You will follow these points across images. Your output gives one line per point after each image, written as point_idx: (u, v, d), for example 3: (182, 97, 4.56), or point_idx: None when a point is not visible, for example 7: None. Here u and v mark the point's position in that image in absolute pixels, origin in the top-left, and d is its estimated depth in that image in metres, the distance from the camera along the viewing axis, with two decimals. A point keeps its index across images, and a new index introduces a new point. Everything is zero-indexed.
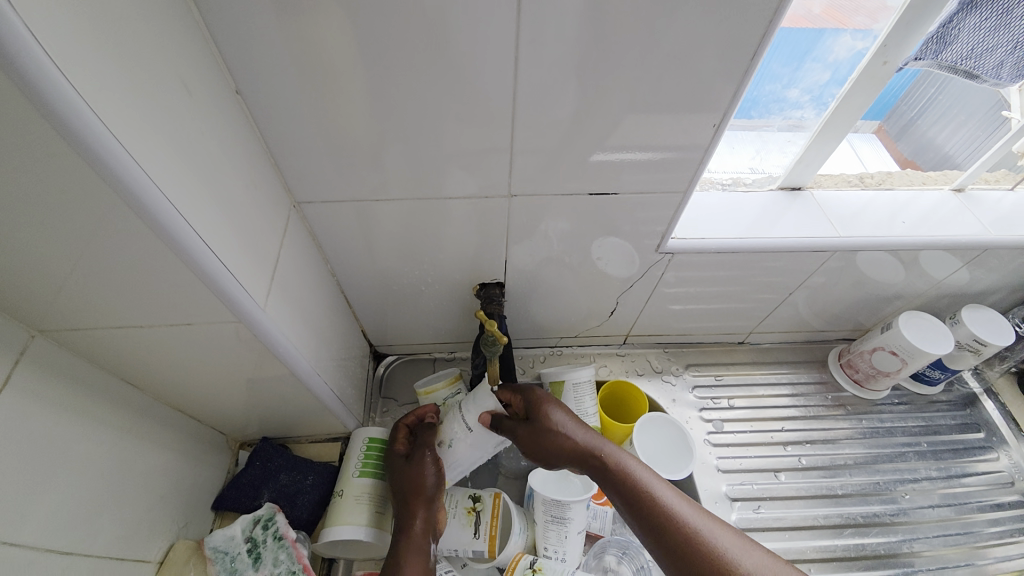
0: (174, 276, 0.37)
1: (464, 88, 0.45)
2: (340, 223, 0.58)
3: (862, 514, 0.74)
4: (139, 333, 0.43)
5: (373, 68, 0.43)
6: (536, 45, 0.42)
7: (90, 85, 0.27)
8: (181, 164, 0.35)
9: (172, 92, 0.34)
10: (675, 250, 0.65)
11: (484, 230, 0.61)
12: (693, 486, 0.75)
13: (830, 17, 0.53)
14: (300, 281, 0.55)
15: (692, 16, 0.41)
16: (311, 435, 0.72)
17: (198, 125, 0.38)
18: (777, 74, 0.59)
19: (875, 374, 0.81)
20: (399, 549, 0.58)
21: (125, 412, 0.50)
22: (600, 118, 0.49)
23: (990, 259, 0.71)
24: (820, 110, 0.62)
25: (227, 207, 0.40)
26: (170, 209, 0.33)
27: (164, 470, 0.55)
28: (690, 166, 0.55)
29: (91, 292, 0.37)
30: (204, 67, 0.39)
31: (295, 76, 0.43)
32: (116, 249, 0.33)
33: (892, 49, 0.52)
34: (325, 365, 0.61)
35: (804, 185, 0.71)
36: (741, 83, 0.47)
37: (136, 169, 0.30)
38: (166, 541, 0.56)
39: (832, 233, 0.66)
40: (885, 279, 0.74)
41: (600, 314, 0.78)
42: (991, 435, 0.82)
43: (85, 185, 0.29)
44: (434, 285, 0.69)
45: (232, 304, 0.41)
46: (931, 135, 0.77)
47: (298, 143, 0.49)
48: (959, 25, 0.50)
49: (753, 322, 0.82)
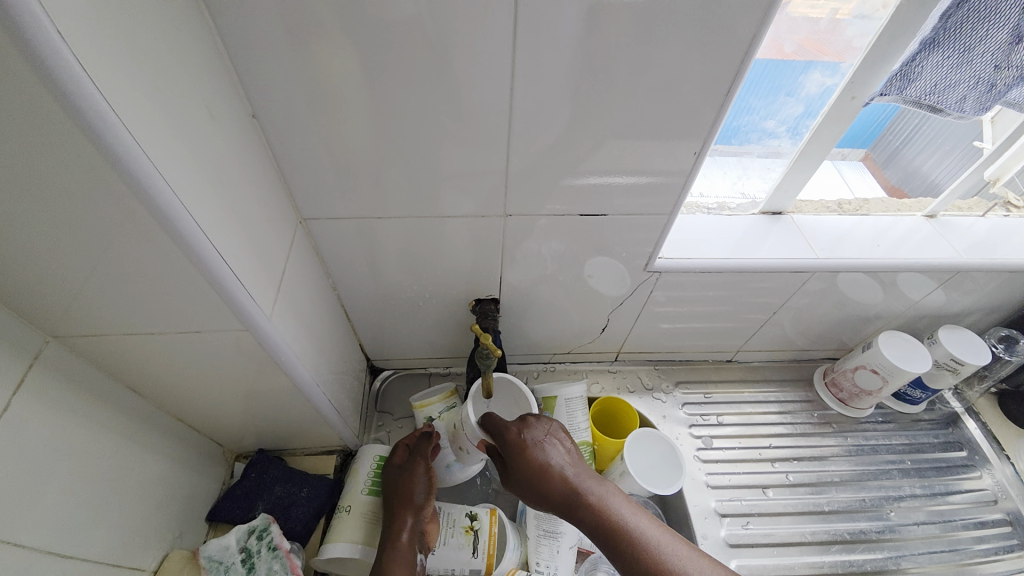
0: (189, 284, 0.39)
1: (464, 114, 0.49)
2: (342, 239, 0.61)
3: (849, 531, 0.75)
4: (149, 341, 0.45)
5: (380, 95, 0.47)
6: (530, 76, 0.46)
7: (125, 105, 0.30)
8: (202, 179, 0.37)
9: (195, 113, 0.37)
10: (663, 269, 0.68)
11: (480, 248, 0.64)
12: (684, 502, 0.76)
13: (810, 48, 0.56)
14: (303, 294, 0.57)
15: (673, 53, 0.45)
16: (307, 447, 0.73)
17: (217, 144, 0.40)
18: (755, 106, 0.63)
19: (859, 392, 0.83)
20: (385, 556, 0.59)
21: (128, 419, 0.51)
22: (590, 144, 0.53)
23: (965, 282, 0.74)
24: (797, 140, 0.66)
25: (240, 221, 0.43)
26: (189, 220, 0.35)
27: (162, 478, 0.56)
28: (676, 189, 0.58)
29: (107, 299, 0.39)
30: (224, 92, 0.42)
31: (307, 101, 0.47)
32: (136, 258, 0.36)
33: (859, 86, 0.57)
34: (324, 377, 0.63)
35: (785, 209, 0.75)
36: (720, 113, 0.50)
37: (161, 182, 0.32)
38: (160, 550, 0.56)
39: (812, 255, 0.69)
40: (864, 300, 0.77)
41: (592, 331, 0.81)
42: (974, 453, 0.84)
43: (114, 196, 0.31)
44: (431, 301, 0.72)
45: (240, 313, 0.43)
46: (917, 164, 0.81)
47: (306, 163, 0.52)
48: (921, 62, 0.52)
49: (740, 340, 0.85)
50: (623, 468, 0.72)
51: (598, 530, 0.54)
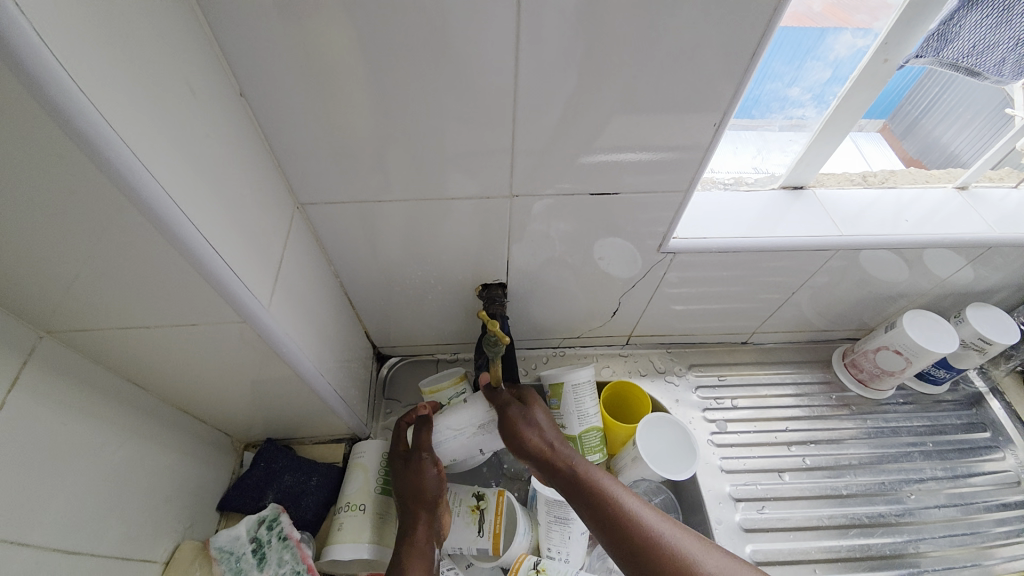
0: (179, 276, 0.37)
1: (466, 89, 0.46)
2: (343, 224, 0.59)
3: (868, 515, 0.74)
4: (146, 334, 0.43)
5: (375, 70, 0.44)
6: (536, 45, 0.43)
7: (95, 85, 0.27)
8: (185, 164, 0.35)
9: (176, 94, 0.35)
10: (677, 250, 0.65)
11: (486, 230, 0.61)
12: (697, 486, 0.75)
13: (831, 16, 0.54)
14: (303, 282, 0.55)
15: (692, 15, 0.41)
16: (315, 436, 0.72)
17: (202, 126, 0.38)
18: (778, 73, 0.59)
19: (880, 373, 0.80)
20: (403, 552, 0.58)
21: (131, 413, 0.50)
22: (600, 119, 0.49)
23: (995, 258, 0.71)
24: (821, 109, 0.62)
25: (231, 209, 0.41)
26: (174, 208, 0.33)
27: (169, 470, 0.56)
28: (691, 165, 0.55)
29: (98, 294, 0.37)
30: (208, 69, 0.40)
31: (298, 78, 0.44)
32: (123, 250, 0.34)
33: (892, 47, 0.52)
34: (328, 366, 0.61)
35: (807, 184, 0.71)
36: (741, 83, 0.47)
37: (139, 168, 0.30)
38: (171, 541, 0.56)
39: (836, 232, 0.66)
40: (889, 277, 0.73)
41: (603, 314, 0.78)
42: (998, 434, 0.82)
43: (92, 186, 0.29)
44: (437, 286, 0.70)
45: (237, 305, 0.41)
46: (937, 134, 0.76)
47: (301, 145, 0.50)
48: (959, 22, 0.50)
49: (756, 322, 0.82)
50: (635, 453, 0.71)
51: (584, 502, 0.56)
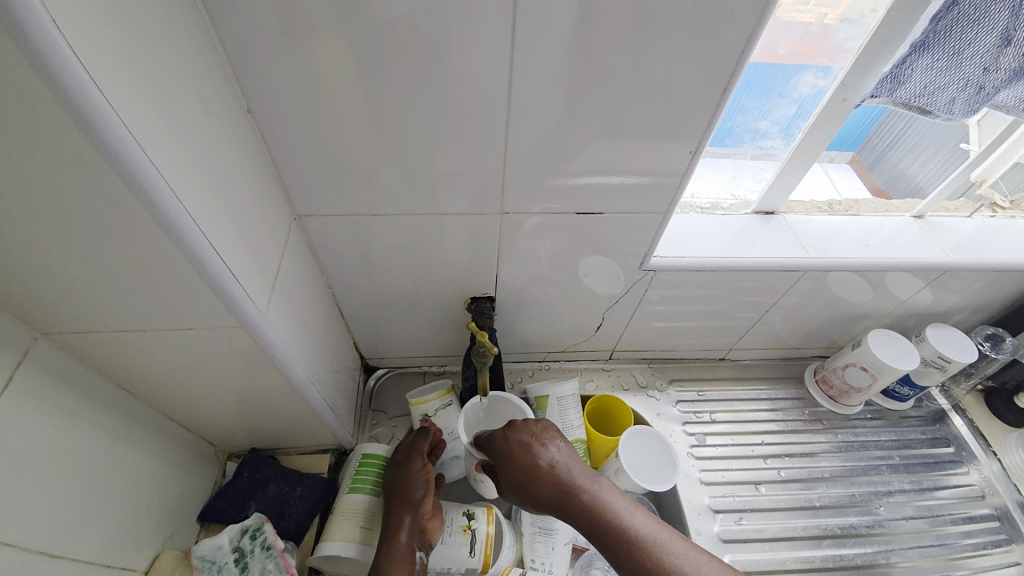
0: (183, 279, 0.38)
1: (460, 111, 0.49)
2: (338, 236, 0.61)
3: (840, 526, 0.76)
4: (141, 337, 0.44)
5: (375, 91, 0.46)
6: (527, 73, 0.46)
7: (119, 95, 0.29)
8: (195, 172, 0.37)
9: (191, 107, 0.37)
10: (658, 268, 0.68)
11: (476, 245, 0.63)
12: (678, 498, 0.77)
13: (799, 53, 0.57)
14: (297, 291, 0.56)
15: (670, 51, 0.45)
16: (300, 447, 0.72)
17: (211, 138, 0.40)
18: (748, 107, 0.64)
19: (849, 390, 0.84)
20: (383, 555, 0.58)
21: (118, 418, 0.50)
22: (586, 143, 0.53)
23: (952, 281, 0.76)
24: (789, 141, 0.67)
25: (235, 217, 0.42)
26: (184, 214, 0.35)
27: (153, 478, 0.56)
28: (671, 188, 0.58)
29: (99, 295, 0.38)
30: (218, 85, 0.42)
31: (302, 96, 0.46)
32: (131, 252, 0.35)
33: (850, 87, 0.57)
34: (319, 376, 0.62)
35: (778, 209, 0.76)
36: (714, 114, 0.51)
37: (154, 174, 0.32)
38: (151, 551, 0.55)
39: (804, 255, 0.70)
40: (854, 299, 0.78)
41: (587, 329, 0.81)
42: (961, 449, 0.86)
43: (107, 189, 0.31)
44: (427, 299, 0.72)
45: (236, 310, 0.42)
46: (902, 167, 0.82)
47: (300, 160, 0.52)
48: (911, 65, 0.54)
49: (733, 339, 0.86)
50: (617, 465, 0.73)
51: (590, 530, 0.52)
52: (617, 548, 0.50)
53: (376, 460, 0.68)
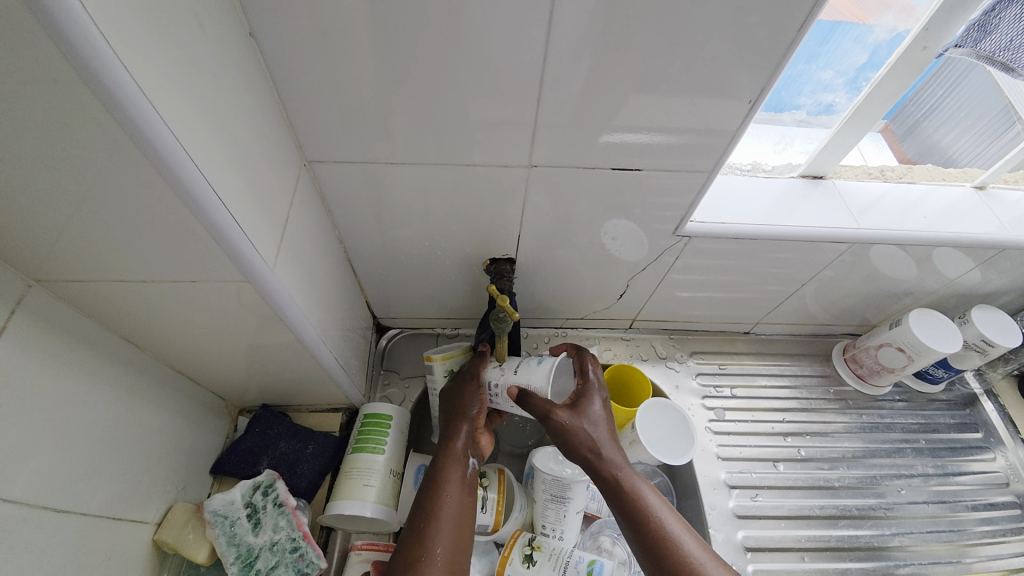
0: (182, 230, 0.35)
1: (488, 50, 0.43)
2: (351, 187, 0.56)
3: (857, 506, 0.75)
4: (141, 288, 0.41)
5: (394, 22, 0.41)
6: (569, 6, 0.40)
7: (98, 3, 0.25)
8: (189, 106, 0.32)
9: (185, 29, 0.32)
10: (693, 234, 0.63)
11: (498, 203, 0.59)
12: (693, 472, 0.75)
13: (843, 10, 0.52)
14: (308, 245, 0.53)
15: None
16: (311, 404, 0.71)
17: (210, 68, 0.35)
18: (814, 53, 0.56)
19: (880, 369, 0.80)
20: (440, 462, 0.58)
21: (122, 370, 0.48)
22: (627, 91, 0.47)
23: (1004, 261, 0.70)
24: (854, 95, 0.59)
25: (239, 163, 0.38)
26: (179, 153, 0.30)
27: (161, 432, 0.54)
28: (718, 148, 0.53)
29: (90, 241, 0.35)
30: (218, 8, 0.37)
31: (311, 27, 0.41)
32: (122, 194, 0.31)
33: (934, 34, 0.50)
34: (330, 335, 0.60)
35: (826, 174, 0.70)
36: (780, 64, 0.45)
37: (140, 100, 0.27)
38: (162, 503, 0.55)
39: (851, 225, 0.65)
40: (896, 275, 0.73)
41: (609, 297, 0.77)
42: (990, 435, 0.83)
43: (87, 116, 0.26)
44: (444, 258, 0.68)
45: (241, 264, 0.39)
46: (936, 138, 0.75)
47: (312, 100, 0.47)
48: (1000, 14, 0.48)
49: (760, 313, 0.82)
50: (633, 436, 0.71)
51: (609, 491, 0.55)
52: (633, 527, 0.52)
53: (375, 419, 0.66)
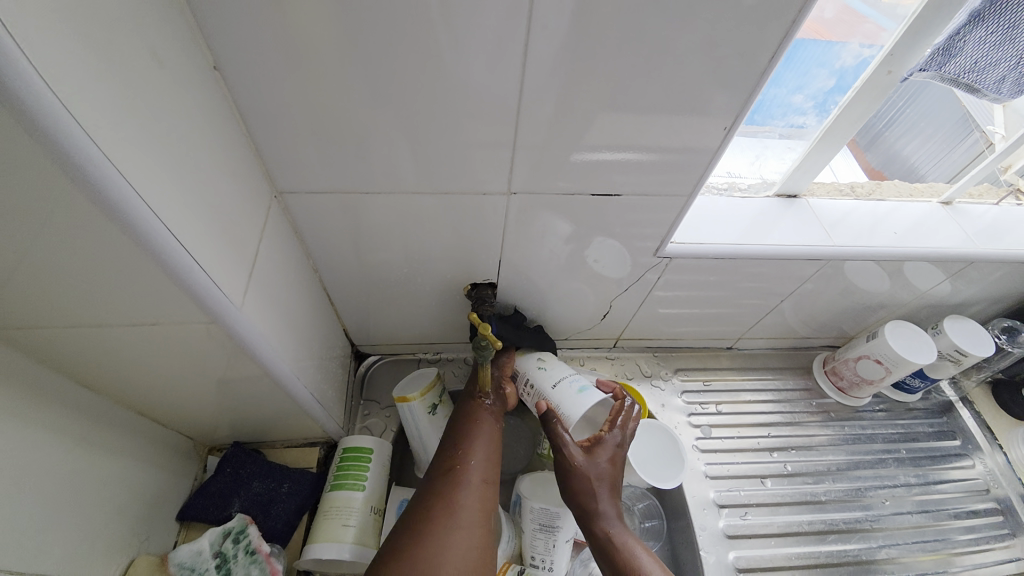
0: (140, 272, 0.32)
1: (464, 77, 0.42)
2: (325, 215, 0.55)
3: (845, 520, 0.75)
4: (97, 332, 0.38)
5: (365, 49, 0.40)
6: (544, 34, 0.40)
7: (41, 38, 0.23)
8: (143, 142, 0.30)
9: (141, 61, 0.30)
10: (674, 254, 0.63)
11: (478, 228, 0.58)
12: (682, 492, 0.74)
13: (808, 29, 0.55)
14: (280, 277, 0.51)
15: (708, 15, 0.40)
16: (286, 440, 0.68)
17: (169, 100, 0.33)
18: (783, 78, 0.59)
19: (859, 382, 0.81)
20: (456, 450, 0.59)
21: (78, 417, 0.45)
22: (605, 115, 0.47)
23: (973, 272, 0.72)
24: (822, 118, 0.61)
25: (202, 197, 0.36)
26: (131, 191, 0.28)
27: (123, 479, 0.51)
28: (695, 170, 0.53)
29: (35, 287, 0.32)
30: (178, 37, 0.35)
31: (279, 55, 0.40)
32: (72, 237, 0.29)
33: (898, 58, 0.51)
34: (305, 367, 0.57)
35: (800, 192, 0.71)
36: (753, 88, 0.45)
37: (84, 139, 0.25)
38: (124, 557, 0.51)
39: (827, 242, 0.66)
40: (872, 288, 0.74)
41: (593, 317, 0.77)
42: (967, 442, 0.84)
43: (28, 158, 0.24)
44: (424, 284, 0.66)
45: (207, 304, 0.37)
46: (898, 148, 0.79)
47: (282, 129, 0.45)
48: (964, 37, 0.49)
49: (742, 328, 0.82)
50: None
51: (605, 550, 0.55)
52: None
53: (354, 453, 0.63)
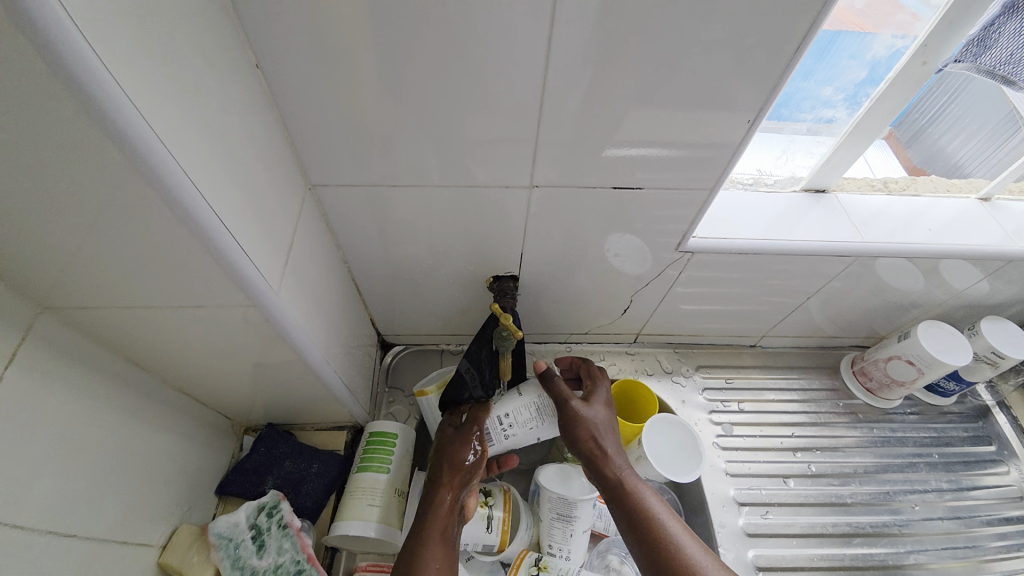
0: (191, 257, 0.35)
1: (488, 74, 0.44)
2: (355, 208, 0.57)
3: (871, 524, 0.73)
4: (148, 314, 0.41)
5: (395, 49, 0.42)
6: (568, 31, 0.41)
7: (108, 43, 0.26)
8: (194, 137, 0.33)
9: (191, 62, 0.33)
10: (696, 249, 0.63)
11: (500, 221, 0.59)
12: (701, 489, 0.74)
13: (844, 20, 0.52)
14: (313, 266, 0.53)
15: (732, 9, 0.40)
16: (316, 423, 0.71)
17: (216, 98, 0.36)
18: (811, 70, 0.56)
19: (889, 383, 0.80)
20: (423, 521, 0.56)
21: (129, 393, 0.49)
22: (627, 110, 0.47)
23: (1014, 271, 0.70)
24: (853, 110, 0.60)
25: (245, 189, 0.39)
26: (184, 181, 0.31)
27: (168, 453, 0.54)
28: (717, 164, 0.53)
29: (97, 270, 0.35)
30: (223, 39, 0.37)
31: (314, 55, 0.42)
32: (132, 224, 0.32)
33: (932, 49, 0.50)
34: (335, 354, 0.60)
35: (829, 187, 0.69)
36: (777, 82, 0.45)
37: (146, 133, 0.28)
38: (169, 525, 0.55)
39: (856, 238, 0.65)
40: (904, 287, 0.72)
41: (613, 312, 0.77)
42: (1003, 448, 0.81)
43: (97, 154, 0.27)
44: (447, 276, 0.68)
45: (248, 289, 0.40)
46: (941, 145, 0.72)
47: (316, 125, 0.48)
48: (999, 28, 0.49)
49: (766, 325, 0.81)
50: (640, 453, 0.70)
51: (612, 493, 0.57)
52: (639, 530, 0.54)
53: (380, 437, 0.66)
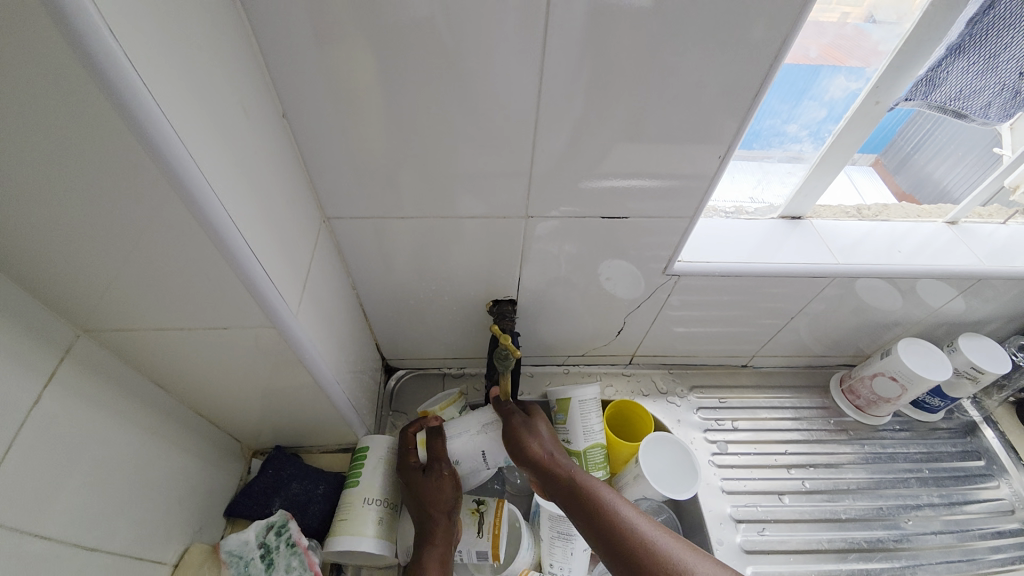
0: (219, 281, 0.39)
1: (486, 117, 0.49)
2: (364, 238, 0.61)
3: (866, 539, 0.75)
4: (176, 336, 0.45)
5: (403, 97, 0.47)
6: (555, 79, 0.46)
7: (168, 100, 0.30)
8: (231, 175, 0.37)
9: (230, 113, 0.38)
10: (681, 272, 0.67)
11: (499, 249, 0.64)
12: (698, 506, 0.75)
13: (828, 57, 0.57)
14: (325, 292, 0.57)
15: (699, 59, 0.45)
16: (322, 445, 0.73)
17: (250, 141, 0.41)
18: (777, 110, 0.62)
19: (876, 400, 0.82)
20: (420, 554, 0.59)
21: (151, 412, 0.52)
22: (611, 146, 0.53)
23: (986, 289, 0.74)
24: (818, 145, 0.65)
25: (270, 220, 0.43)
26: (223, 214, 0.35)
27: (182, 473, 0.57)
28: (696, 194, 0.58)
29: (135, 294, 0.39)
30: (256, 92, 0.43)
31: (332, 103, 0.47)
32: (171, 252, 0.36)
33: (883, 90, 0.56)
34: (343, 376, 0.63)
35: (805, 214, 0.74)
36: (743, 120, 0.51)
37: (195, 174, 0.32)
38: (180, 544, 0.57)
39: (832, 261, 0.69)
40: (884, 306, 0.76)
41: (607, 334, 0.80)
42: (992, 462, 0.83)
43: (151, 193, 0.32)
44: (449, 302, 0.72)
45: (269, 312, 0.43)
46: (928, 170, 0.80)
47: (331, 164, 0.53)
48: (947, 68, 0.54)
49: (756, 345, 0.84)
50: (637, 471, 0.72)
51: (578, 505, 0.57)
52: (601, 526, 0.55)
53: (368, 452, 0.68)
